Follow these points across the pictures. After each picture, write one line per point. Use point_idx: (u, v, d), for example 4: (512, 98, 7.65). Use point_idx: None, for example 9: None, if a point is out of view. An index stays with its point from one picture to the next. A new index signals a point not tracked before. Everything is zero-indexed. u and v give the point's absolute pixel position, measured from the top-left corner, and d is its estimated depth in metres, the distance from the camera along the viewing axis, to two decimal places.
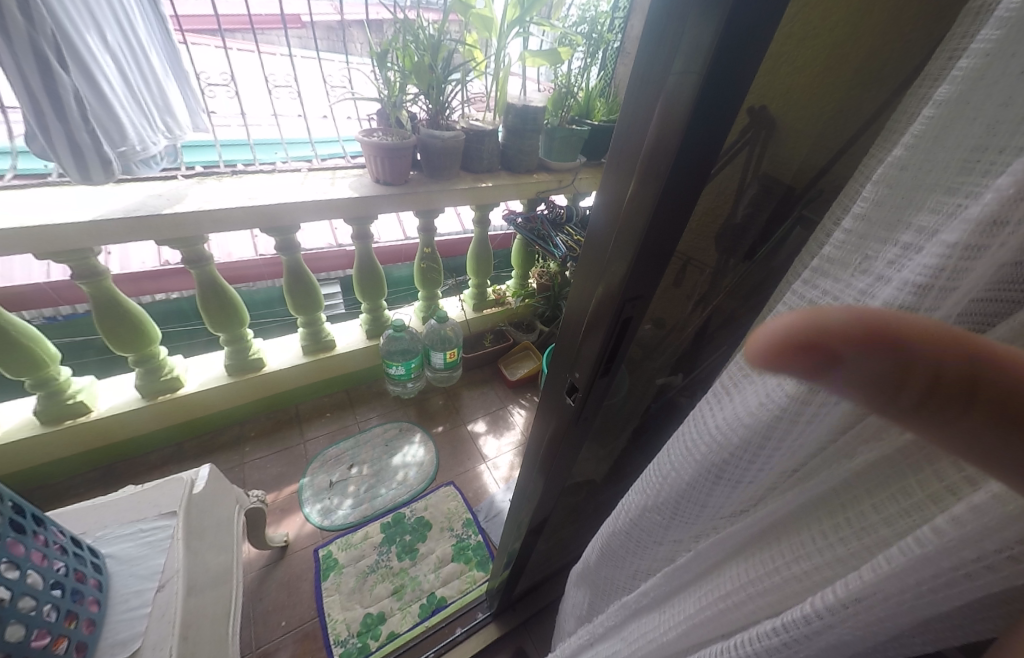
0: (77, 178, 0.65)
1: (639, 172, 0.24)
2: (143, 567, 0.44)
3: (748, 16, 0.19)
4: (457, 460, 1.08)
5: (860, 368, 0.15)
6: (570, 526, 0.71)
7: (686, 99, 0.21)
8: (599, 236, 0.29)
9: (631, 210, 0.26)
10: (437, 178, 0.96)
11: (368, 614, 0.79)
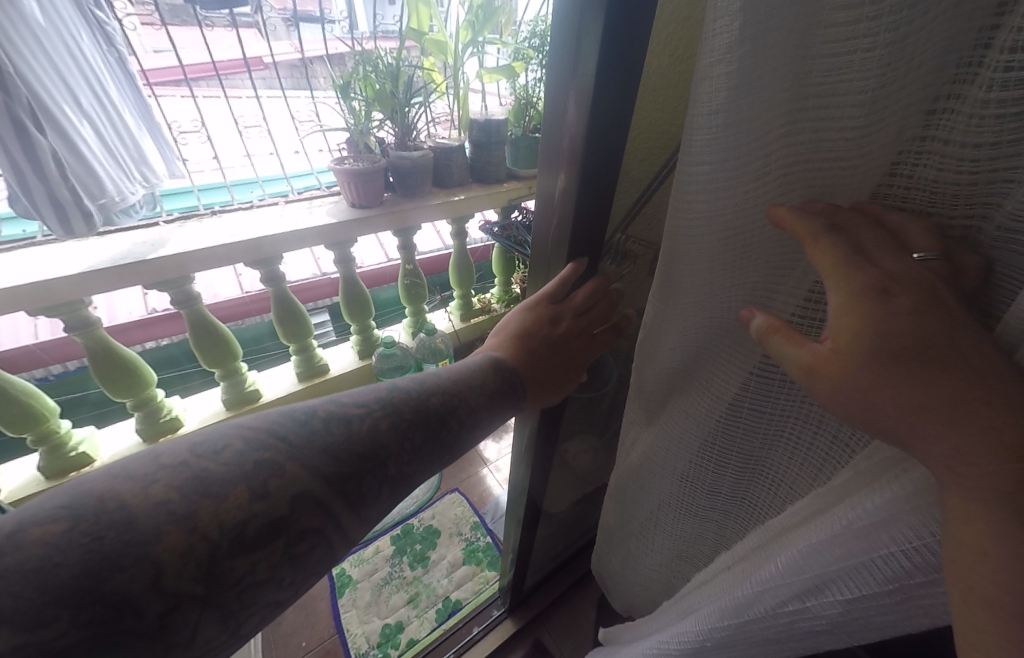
0: (60, 232, 0.68)
1: (564, 168, 0.29)
2: None
3: (621, 32, 0.23)
4: (460, 467, 1.10)
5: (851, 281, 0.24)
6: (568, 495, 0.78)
7: (585, 105, 0.26)
8: (543, 225, 0.34)
9: (563, 199, 0.30)
10: (411, 196, 1.00)
11: (386, 625, 0.81)
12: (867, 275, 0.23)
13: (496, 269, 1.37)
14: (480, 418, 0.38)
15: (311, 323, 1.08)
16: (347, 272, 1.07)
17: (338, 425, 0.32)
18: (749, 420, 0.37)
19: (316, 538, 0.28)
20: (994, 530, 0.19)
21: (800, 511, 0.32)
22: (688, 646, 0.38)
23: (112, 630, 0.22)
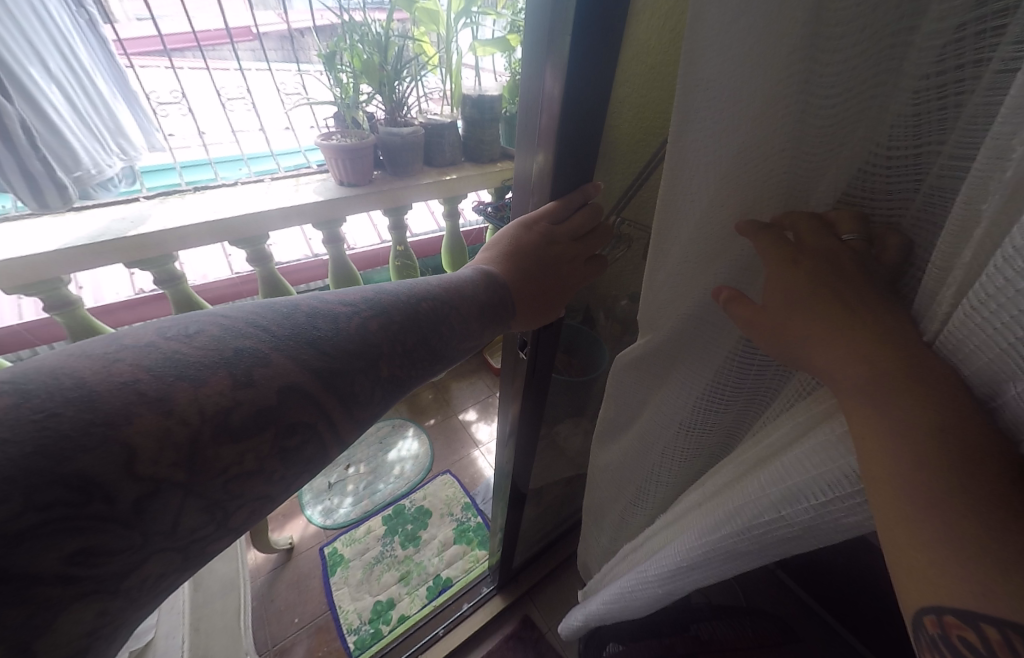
0: (32, 203, 0.65)
1: (541, 148, 0.32)
2: None
3: (589, 23, 0.26)
4: (451, 448, 1.11)
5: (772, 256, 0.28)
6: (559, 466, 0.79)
7: (558, 91, 0.29)
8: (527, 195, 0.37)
9: (542, 175, 0.34)
10: (402, 175, 0.97)
11: (377, 602, 0.83)
12: (778, 247, 0.28)
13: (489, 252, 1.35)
14: (471, 338, 0.38)
15: None
16: (336, 252, 1.05)
17: (327, 322, 0.30)
18: (728, 368, 0.37)
19: (309, 431, 0.27)
20: (891, 463, 0.20)
21: (775, 436, 0.32)
22: (665, 572, 0.39)
23: (80, 515, 0.19)
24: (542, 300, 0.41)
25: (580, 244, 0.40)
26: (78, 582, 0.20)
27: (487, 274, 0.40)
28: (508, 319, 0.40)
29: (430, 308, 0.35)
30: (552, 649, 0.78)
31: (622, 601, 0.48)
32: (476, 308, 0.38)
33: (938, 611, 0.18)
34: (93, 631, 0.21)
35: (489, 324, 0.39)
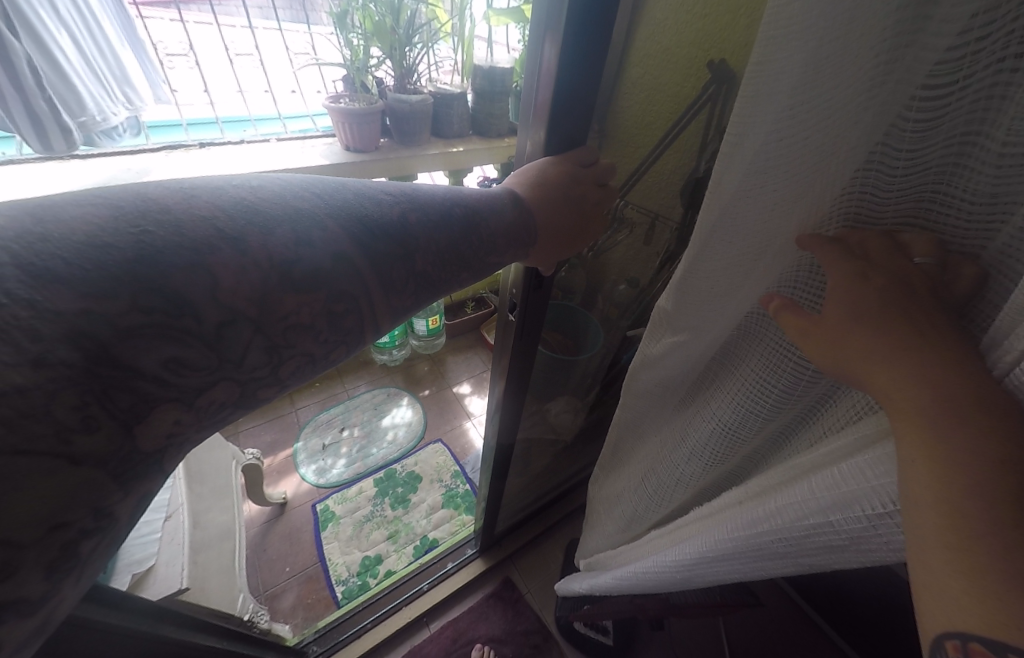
0: (38, 149, 0.68)
1: (540, 123, 0.33)
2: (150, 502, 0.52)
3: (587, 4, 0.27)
4: (445, 419, 1.14)
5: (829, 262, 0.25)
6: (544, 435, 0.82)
7: (554, 65, 0.29)
8: (528, 158, 0.37)
9: (536, 151, 0.35)
10: (408, 144, 0.97)
11: (366, 557, 0.86)
12: (839, 258, 0.25)
13: None
14: (492, 257, 0.33)
15: None
16: None
17: (371, 204, 0.28)
18: (772, 380, 0.35)
19: (353, 303, 0.26)
20: (966, 499, 0.18)
21: (832, 445, 0.31)
22: (691, 557, 0.42)
23: (173, 325, 0.19)
24: (566, 238, 0.37)
25: (602, 187, 0.38)
26: (172, 386, 0.20)
27: (515, 195, 0.34)
28: (529, 244, 0.35)
29: (458, 214, 0.31)
30: (530, 609, 0.83)
31: (648, 574, 0.51)
32: (507, 227, 0.33)
33: (965, 637, 0.18)
34: (167, 441, 0.21)
35: (516, 245, 0.34)
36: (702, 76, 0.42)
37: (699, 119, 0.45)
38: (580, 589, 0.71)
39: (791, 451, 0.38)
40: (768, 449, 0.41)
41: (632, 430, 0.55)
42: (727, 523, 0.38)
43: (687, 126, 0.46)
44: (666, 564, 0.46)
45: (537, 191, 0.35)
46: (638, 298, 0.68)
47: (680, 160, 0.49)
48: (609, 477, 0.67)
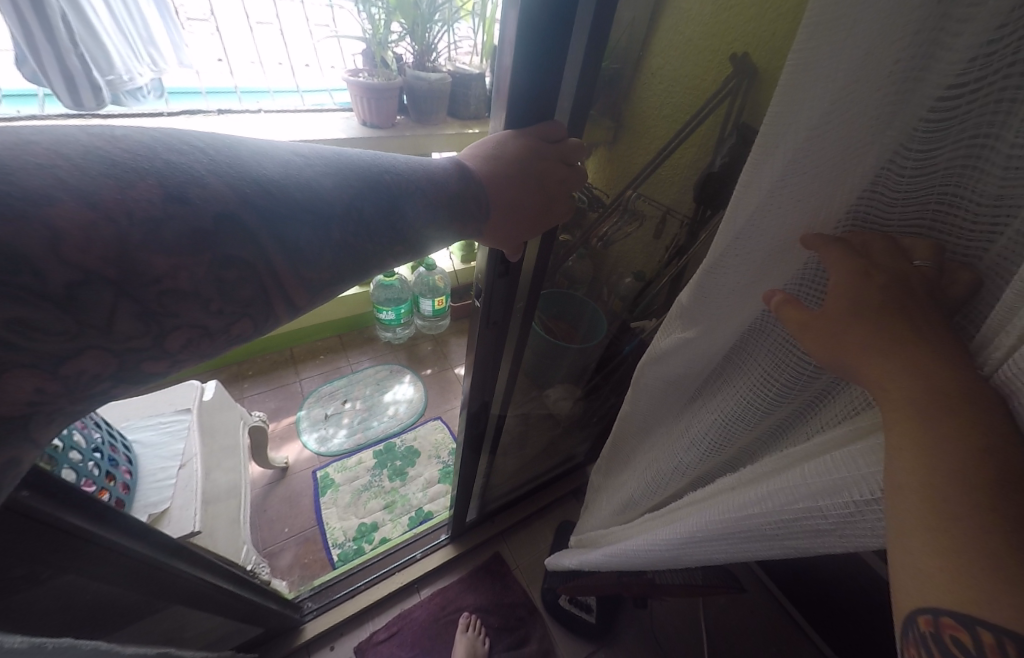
0: (69, 105, 0.69)
1: (505, 103, 0.31)
2: (167, 451, 0.56)
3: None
4: (446, 398, 1.16)
5: (834, 261, 0.26)
6: (541, 417, 0.85)
7: (516, 40, 0.28)
8: (489, 137, 0.35)
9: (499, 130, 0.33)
10: (424, 123, 0.97)
11: (362, 523, 0.89)
12: (847, 259, 0.26)
13: None
14: (434, 231, 0.33)
15: None
16: None
17: (275, 167, 0.25)
18: (774, 374, 0.37)
19: (250, 271, 0.24)
20: (947, 489, 0.19)
21: (826, 436, 0.32)
22: (682, 538, 0.44)
23: (8, 285, 0.17)
24: (524, 215, 0.36)
25: (572, 168, 0.36)
26: (23, 352, 0.18)
27: (462, 166, 0.34)
28: (480, 219, 0.35)
29: (389, 182, 0.30)
30: (518, 583, 0.87)
31: (638, 554, 0.53)
32: (454, 198, 0.32)
33: (936, 612, 0.19)
34: (29, 409, 0.20)
35: (461, 218, 0.34)
36: (723, 72, 0.42)
37: (715, 114, 0.45)
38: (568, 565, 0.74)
39: (786, 443, 0.39)
40: (764, 442, 0.42)
41: (634, 420, 0.57)
42: (720, 506, 0.40)
43: (702, 121, 0.46)
44: (657, 544, 0.49)
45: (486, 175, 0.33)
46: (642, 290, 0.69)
47: (692, 154, 0.49)
48: (613, 469, 0.69)
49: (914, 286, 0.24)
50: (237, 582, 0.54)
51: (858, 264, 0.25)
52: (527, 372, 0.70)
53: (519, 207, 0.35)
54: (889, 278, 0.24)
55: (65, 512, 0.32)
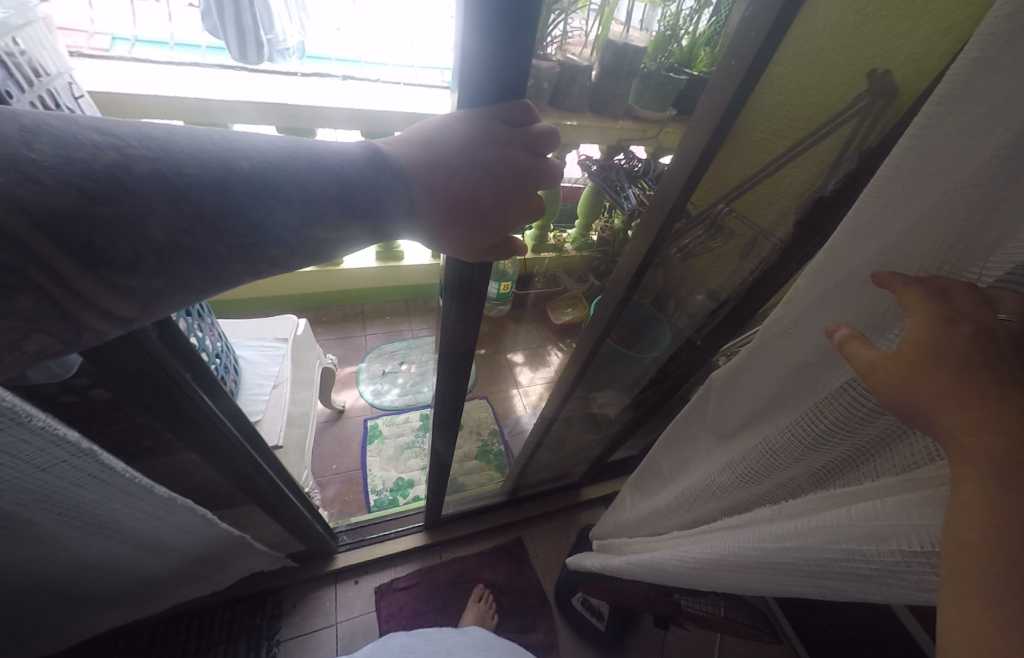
0: (236, 56, 0.80)
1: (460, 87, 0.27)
2: (264, 370, 0.64)
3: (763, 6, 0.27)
4: (494, 380, 1.20)
5: (913, 305, 0.24)
6: (585, 417, 0.86)
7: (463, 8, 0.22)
8: (434, 127, 0.30)
9: (451, 120, 0.29)
10: None
11: (400, 477, 0.96)
12: (936, 305, 0.23)
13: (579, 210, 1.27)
14: (319, 232, 0.27)
15: None
16: None
17: (61, 151, 0.20)
18: (824, 410, 0.35)
19: (16, 281, 0.20)
20: (992, 542, 0.20)
21: (882, 484, 0.30)
22: (705, 558, 0.44)
23: None
24: (458, 220, 0.31)
25: (531, 170, 0.30)
26: None
27: (388, 154, 0.29)
28: (403, 215, 0.30)
29: (241, 169, 0.24)
30: (533, 571, 0.89)
31: (659, 566, 0.53)
32: (353, 194, 0.28)
33: None
34: None
35: (363, 217, 0.29)
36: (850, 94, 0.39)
37: (836, 134, 0.42)
38: (590, 566, 0.74)
39: (834, 486, 0.36)
40: (807, 481, 0.39)
41: (680, 430, 0.56)
42: (753, 532, 0.39)
43: (820, 141, 0.43)
44: (678, 559, 0.49)
45: (426, 174, 0.29)
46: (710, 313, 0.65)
47: (800, 177, 0.46)
48: (642, 481, 0.68)
49: (1011, 338, 0.21)
50: (297, 498, 0.63)
51: (944, 309, 0.23)
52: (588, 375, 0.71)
53: (465, 214, 0.30)
54: (980, 328, 0.21)
55: (201, 390, 0.39)
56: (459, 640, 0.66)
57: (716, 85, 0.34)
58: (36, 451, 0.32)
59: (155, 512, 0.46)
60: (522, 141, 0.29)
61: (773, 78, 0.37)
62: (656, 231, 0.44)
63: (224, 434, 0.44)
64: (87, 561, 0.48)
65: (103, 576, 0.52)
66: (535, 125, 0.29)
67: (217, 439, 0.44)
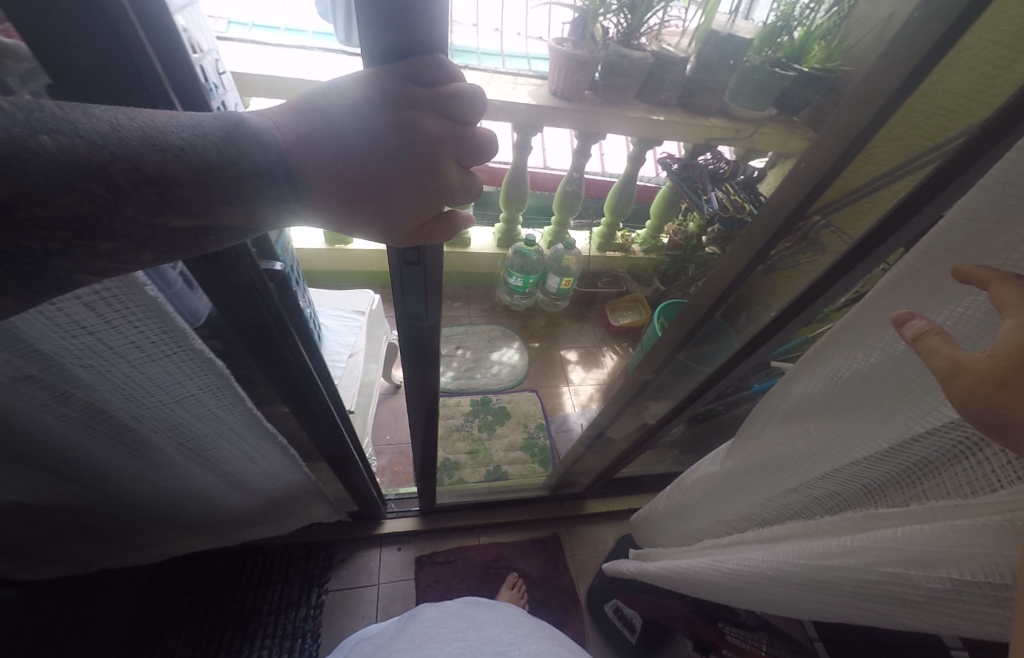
0: None
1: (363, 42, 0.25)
2: (342, 339, 0.68)
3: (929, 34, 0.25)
4: (545, 375, 1.21)
5: (1013, 305, 0.22)
6: (637, 435, 0.82)
7: None
8: (329, 93, 0.27)
9: (350, 83, 0.26)
10: (612, 101, 0.88)
11: (447, 458, 0.99)
12: None
13: (652, 210, 1.20)
14: (178, 216, 0.24)
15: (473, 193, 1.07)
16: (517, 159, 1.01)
17: None
18: (873, 431, 0.36)
19: None
20: None
21: (922, 507, 0.32)
22: (744, 571, 0.46)
23: None
24: (361, 196, 0.27)
25: (446, 138, 0.27)
26: None
27: (280, 124, 0.26)
28: (289, 195, 0.26)
29: (40, 148, 0.19)
30: (568, 569, 0.93)
31: (696, 576, 0.55)
32: (212, 177, 0.24)
33: None
34: None
35: (230, 199, 0.25)
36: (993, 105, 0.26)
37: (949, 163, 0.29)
38: (628, 574, 0.73)
39: (873, 503, 0.38)
40: (845, 497, 0.41)
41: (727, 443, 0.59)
42: (796, 547, 0.41)
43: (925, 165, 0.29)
44: (715, 568, 0.51)
45: (319, 142, 0.26)
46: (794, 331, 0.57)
47: (869, 214, 0.34)
48: (681, 484, 0.70)
49: None
50: (364, 464, 0.68)
51: None
52: (650, 391, 0.68)
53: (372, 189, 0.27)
54: None
55: (308, 350, 0.43)
56: (495, 615, 0.67)
57: (844, 115, 0.31)
58: (172, 382, 0.38)
59: (249, 451, 0.52)
60: (432, 103, 0.26)
61: (920, 102, 0.28)
62: (751, 254, 0.41)
63: (320, 401, 0.50)
64: (189, 485, 0.55)
65: (196, 503, 0.60)
66: (450, 85, 0.27)
67: (313, 404, 0.50)
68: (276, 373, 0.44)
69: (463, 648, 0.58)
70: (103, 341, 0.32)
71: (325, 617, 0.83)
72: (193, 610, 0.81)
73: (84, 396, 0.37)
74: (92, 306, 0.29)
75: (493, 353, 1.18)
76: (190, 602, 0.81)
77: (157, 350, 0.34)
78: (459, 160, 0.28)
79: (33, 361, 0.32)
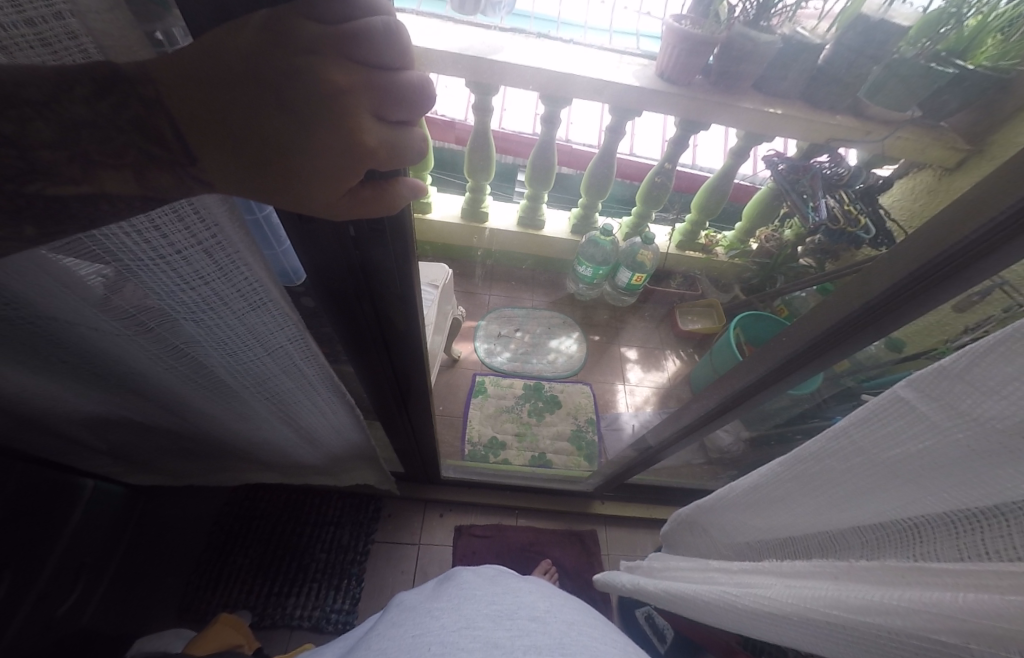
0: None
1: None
2: None
3: None
4: (602, 370, 1.19)
5: None
6: (691, 446, 0.78)
7: None
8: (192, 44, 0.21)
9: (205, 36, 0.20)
10: (725, 91, 0.77)
11: (494, 437, 1.06)
12: None
13: (743, 212, 1.10)
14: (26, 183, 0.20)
15: (554, 177, 1.03)
16: (607, 142, 0.96)
17: None
18: (941, 477, 0.31)
19: None
20: None
21: (966, 566, 0.27)
22: (741, 605, 0.41)
23: None
24: (271, 168, 0.23)
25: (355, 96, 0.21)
26: None
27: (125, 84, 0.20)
28: (187, 161, 0.21)
29: None
30: (600, 567, 0.93)
31: (693, 601, 0.50)
32: (86, 136, 0.19)
33: None
34: None
35: (115, 162, 0.20)
36: None
37: None
38: (620, 586, 0.71)
39: (920, 552, 0.33)
40: (896, 541, 0.36)
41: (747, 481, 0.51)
42: (809, 585, 0.36)
43: None
44: (715, 594, 0.46)
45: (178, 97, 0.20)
46: (886, 363, 0.52)
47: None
48: (705, 505, 0.64)
49: None
50: (416, 427, 0.71)
51: None
52: (722, 413, 0.63)
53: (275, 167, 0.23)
54: None
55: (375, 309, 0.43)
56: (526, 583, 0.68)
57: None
58: (265, 337, 0.40)
59: (318, 406, 0.54)
60: (329, 40, 0.20)
61: None
62: (872, 292, 0.36)
63: (381, 359, 0.52)
64: (265, 434, 0.59)
65: (269, 447, 0.65)
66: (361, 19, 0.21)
67: (374, 361, 0.52)
68: (346, 325, 0.45)
69: (500, 613, 0.55)
70: (217, 291, 0.33)
71: (368, 565, 0.89)
72: (257, 534, 0.90)
73: (189, 346, 0.40)
74: (209, 255, 0.30)
75: (552, 340, 1.21)
76: (256, 526, 0.91)
77: (253, 305, 0.36)
78: (380, 113, 0.23)
79: (152, 308, 0.34)
